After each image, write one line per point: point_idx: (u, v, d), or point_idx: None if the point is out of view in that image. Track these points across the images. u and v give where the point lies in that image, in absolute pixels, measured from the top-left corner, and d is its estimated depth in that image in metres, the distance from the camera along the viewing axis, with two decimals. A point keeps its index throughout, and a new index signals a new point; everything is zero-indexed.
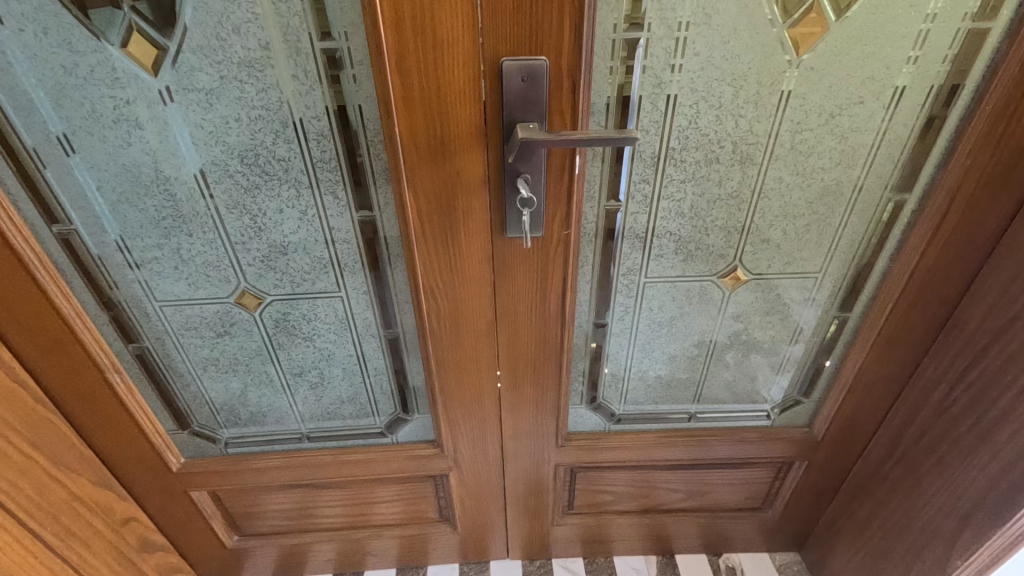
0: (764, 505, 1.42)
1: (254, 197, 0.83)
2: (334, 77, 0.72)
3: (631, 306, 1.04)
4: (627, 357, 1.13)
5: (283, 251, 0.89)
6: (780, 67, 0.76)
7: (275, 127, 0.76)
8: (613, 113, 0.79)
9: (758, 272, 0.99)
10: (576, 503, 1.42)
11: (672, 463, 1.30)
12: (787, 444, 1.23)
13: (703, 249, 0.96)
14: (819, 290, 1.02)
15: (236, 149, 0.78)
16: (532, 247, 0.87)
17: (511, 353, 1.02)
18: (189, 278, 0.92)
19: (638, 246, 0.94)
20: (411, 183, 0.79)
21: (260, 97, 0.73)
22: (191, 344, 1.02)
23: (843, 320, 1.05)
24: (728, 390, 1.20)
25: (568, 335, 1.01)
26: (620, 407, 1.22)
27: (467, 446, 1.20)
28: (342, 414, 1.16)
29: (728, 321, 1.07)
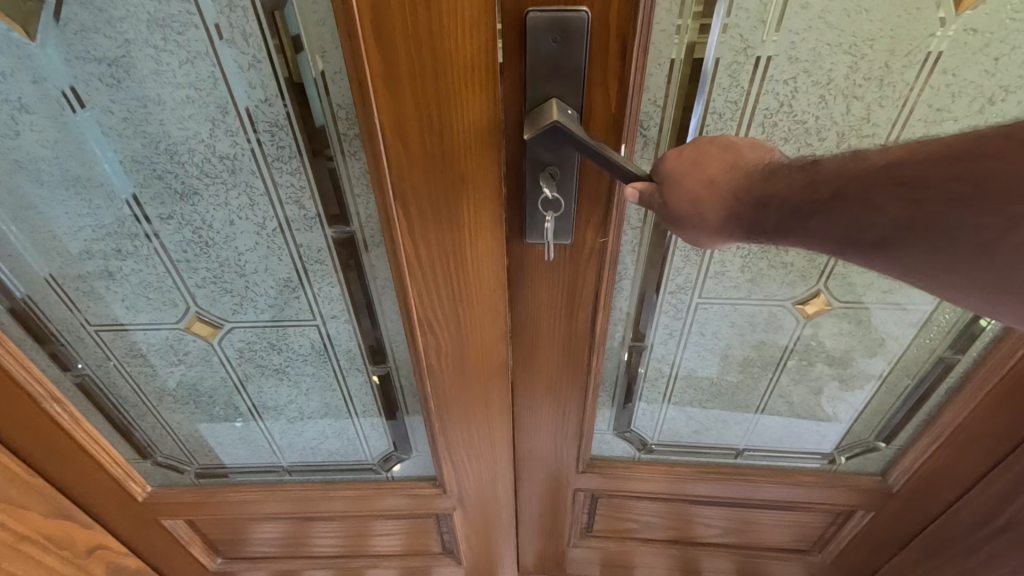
0: (811, 548, 1.22)
1: (194, 206, 0.63)
2: (286, 44, 0.50)
3: (678, 328, 0.85)
4: (668, 384, 0.94)
5: (239, 272, 0.70)
6: (928, 28, 0.53)
7: (210, 113, 0.55)
8: (679, 85, 0.58)
9: (846, 301, 0.81)
10: (597, 526, 1.24)
11: (711, 500, 1.12)
12: (853, 492, 1.04)
13: (776, 271, 0.78)
14: (920, 325, 0.82)
15: (163, 144, 0.58)
16: (558, 258, 0.66)
17: (526, 381, 0.83)
18: (127, 300, 0.75)
19: (693, 259, 0.77)
20: (404, 196, 0.59)
21: (185, 72, 0.52)
22: (141, 372, 0.86)
23: (945, 360, 0.85)
24: (785, 428, 1.00)
25: (597, 361, 0.80)
26: (654, 434, 1.03)
27: (474, 488, 1.02)
28: (327, 448, 0.99)
29: (796, 351, 0.88)
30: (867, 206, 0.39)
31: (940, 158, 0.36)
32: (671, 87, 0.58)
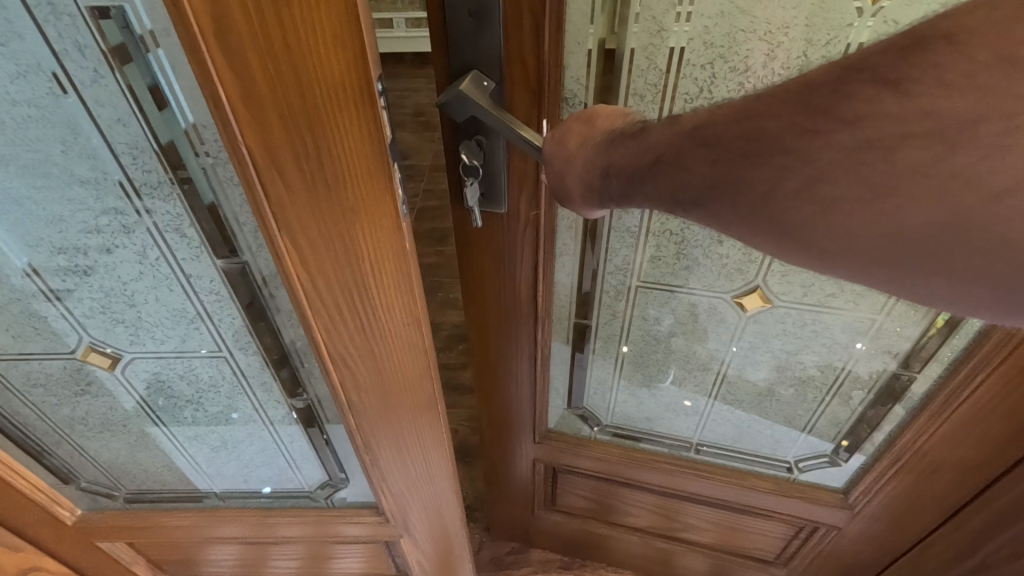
0: (775, 560, 1.20)
1: (64, 232, 0.57)
2: (130, 63, 0.44)
3: (619, 309, 0.89)
4: (614, 362, 0.98)
5: (128, 302, 0.64)
6: (843, 15, 0.57)
7: (59, 133, 0.49)
8: (601, 70, 0.65)
9: (790, 301, 0.81)
10: (558, 499, 1.26)
11: (666, 492, 1.13)
12: (810, 504, 1.02)
13: (711, 262, 0.80)
14: (871, 336, 0.81)
15: (13, 166, 0.51)
16: (495, 223, 0.75)
17: (480, 335, 0.92)
18: (11, 331, 0.67)
19: (626, 241, 0.81)
20: (289, 226, 0.52)
21: (20, 88, 0.46)
22: (46, 403, 0.79)
23: (899, 376, 0.83)
24: (737, 425, 1.01)
25: (543, 325, 0.88)
26: (606, 411, 1.07)
27: (421, 518, 0.96)
28: (260, 477, 0.94)
29: (740, 347, 0.89)
30: (680, 167, 0.40)
31: (725, 118, 0.37)
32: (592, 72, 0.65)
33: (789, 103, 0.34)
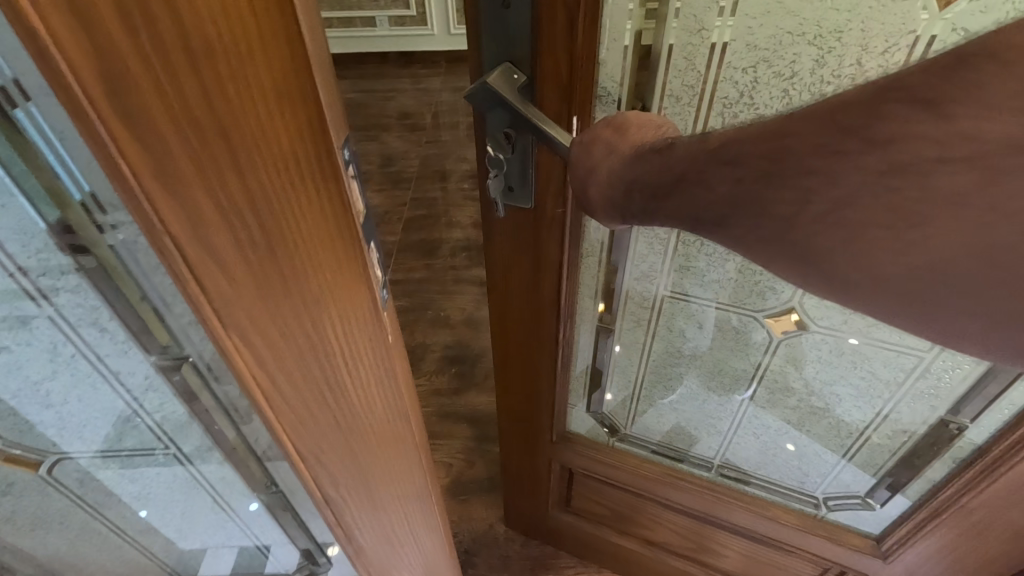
0: None
1: None
2: (12, 129, 0.35)
3: (647, 317, 0.92)
4: (641, 369, 1.01)
5: (54, 395, 0.56)
6: (908, 22, 0.57)
7: None
8: (639, 66, 0.69)
9: (829, 330, 0.80)
10: (574, 501, 1.28)
11: (685, 513, 1.15)
12: (841, 548, 1.03)
13: (750, 283, 0.81)
14: (915, 377, 0.79)
15: None
16: (523, 221, 0.79)
17: (503, 331, 0.97)
18: None
19: (656, 247, 0.83)
20: (246, 336, 0.41)
21: None
22: None
23: (941, 420, 0.81)
24: (762, 451, 1.03)
25: (566, 329, 0.92)
26: (625, 417, 1.10)
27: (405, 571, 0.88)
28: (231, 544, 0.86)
29: (773, 370, 0.90)
30: (703, 185, 0.36)
31: (752, 136, 0.33)
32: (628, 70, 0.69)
33: (815, 124, 0.30)
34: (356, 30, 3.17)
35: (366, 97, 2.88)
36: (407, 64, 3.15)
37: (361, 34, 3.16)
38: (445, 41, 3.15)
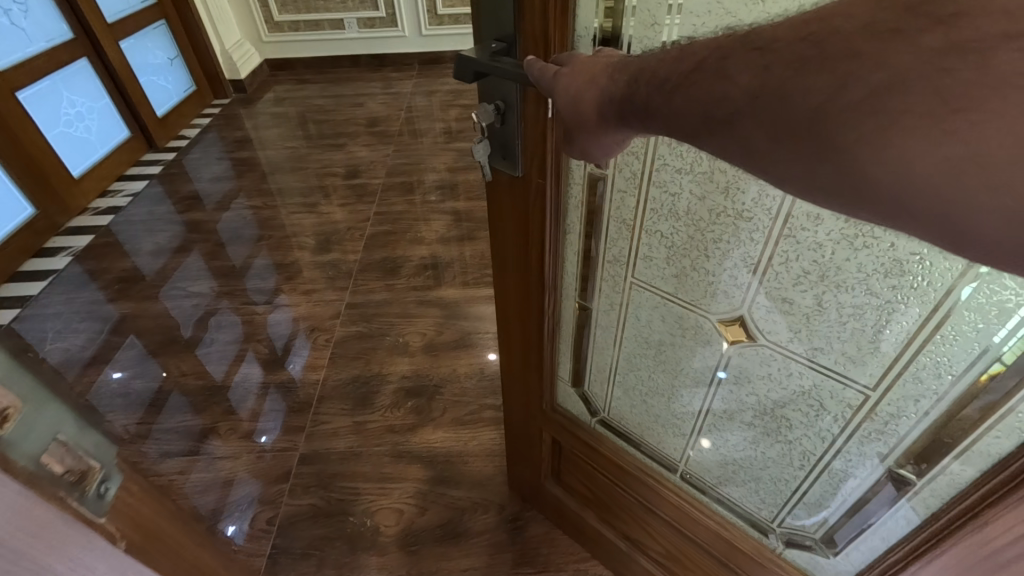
0: None
1: None
2: None
3: (617, 303, 0.69)
4: (612, 359, 0.76)
5: None
6: None
7: None
8: (617, 31, 0.48)
9: (776, 343, 0.56)
10: (569, 476, 0.91)
11: (662, 518, 0.80)
12: None
13: (702, 267, 0.57)
14: (868, 414, 0.53)
15: None
16: (511, 190, 0.63)
17: (501, 303, 0.77)
18: None
19: (626, 233, 0.62)
20: None
21: None
22: None
23: (890, 475, 0.54)
24: (721, 467, 0.73)
25: (551, 303, 0.71)
26: (603, 406, 0.82)
27: None
28: None
29: (726, 382, 0.64)
30: (724, 75, 0.28)
31: (785, 24, 0.26)
32: (605, 30, 0.48)
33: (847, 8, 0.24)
34: (323, 31, 3.02)
35: (334, 104, 2.78)
36: (379, 68, 3.17)
37: (328, 36, 3.05)
38: (417, 45, 3.10)
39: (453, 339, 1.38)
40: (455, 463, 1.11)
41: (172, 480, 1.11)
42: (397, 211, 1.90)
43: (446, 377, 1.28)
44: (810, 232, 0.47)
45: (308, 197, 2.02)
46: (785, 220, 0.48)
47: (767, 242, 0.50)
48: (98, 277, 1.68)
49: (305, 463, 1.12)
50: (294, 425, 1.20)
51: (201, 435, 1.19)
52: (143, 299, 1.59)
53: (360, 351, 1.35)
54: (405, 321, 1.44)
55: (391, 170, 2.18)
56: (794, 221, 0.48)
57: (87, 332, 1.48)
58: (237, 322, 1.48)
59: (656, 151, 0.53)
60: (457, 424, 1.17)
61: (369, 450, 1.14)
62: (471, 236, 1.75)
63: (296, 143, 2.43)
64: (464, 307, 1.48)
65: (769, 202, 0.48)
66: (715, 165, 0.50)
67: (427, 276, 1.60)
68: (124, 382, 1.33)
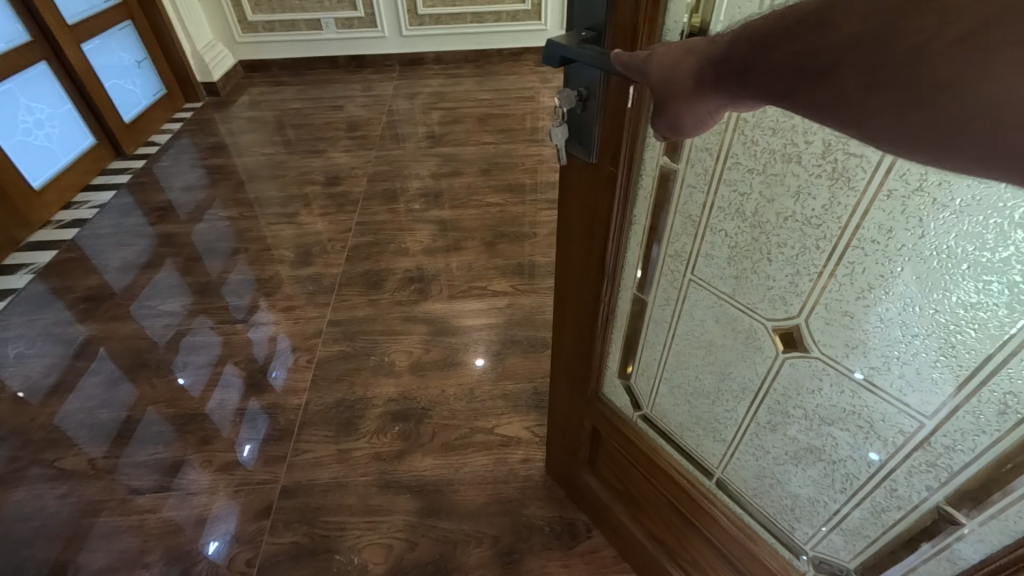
0: None
1: None
2: None
3: (673, 300, 0.65)
4: (661, 356, 0.72)
5: None
6: None
7: None
8: (706, 26, 0.42)
9: (830, 358, 0.51)
10: (603, 467, 0.90)
11: (691, 525, 0.76)
12: None
13: (762, 270, 0.53)
14: (923, 443, 0.47)
15: None
16: (584, 173, 0.61)
17: (562, 279, 0.77)
18: None
19: (690, 230, 0.58)
20: None
21: None
22: None
23: (940, 512, 0.49)
24: (758, 479, 0.67)
25: (608, 290, 0.70)
26: (647, 402, 0.78)
27: None
28: None
29: (773, 395, 0.59)
30: (823, 24, 0.26)
31: None
32: (694, 26, 0.43)
33: None
34: (299, 32, 2.93)
35: (312, 107, 2.69)
36: (358, 69, 3.08)
37: (305, 37, 2.95)
38: (397, 46, 3.03)
39: (441, 357, 1.33)
40: (445, 492, 1.06)
41: (143, 519, 1.04)
42: (379, 221, 1.84)
43: (435, 399, 1.22)
44: (880, 245, 0.42)
45: (286, 207, 1.95)
46: (856, 229, 0.43)
47: (834, 251, 0.46)
48: (61, 296, 1.59)
49: (287, 497, 1.06)
50: (274, 454, 1.13)
51: (174, 468, 1.12)
52: (110, 319, 1.50)
53: (343, 373, 1.29)
54: (390, 339, 1.38)
55: (372, 177, 2.11)
56: (866, 230, 0.43)
57: (50, 357, 1.39)
58: (215, 342, 1.41)
59: (730, 150, 0.49)
60: (448, 450, 1.12)
61: (355, 480, 1.08)
62: (457, 246, 1.70)
63: (272, 148, 2.34)
64: (451, 322, 1.43)
65: (840, 210, 0.44)
66: (788, 166, 0.46)
67: (412, 290, 1.54)
68: (90, 411, 1.24)
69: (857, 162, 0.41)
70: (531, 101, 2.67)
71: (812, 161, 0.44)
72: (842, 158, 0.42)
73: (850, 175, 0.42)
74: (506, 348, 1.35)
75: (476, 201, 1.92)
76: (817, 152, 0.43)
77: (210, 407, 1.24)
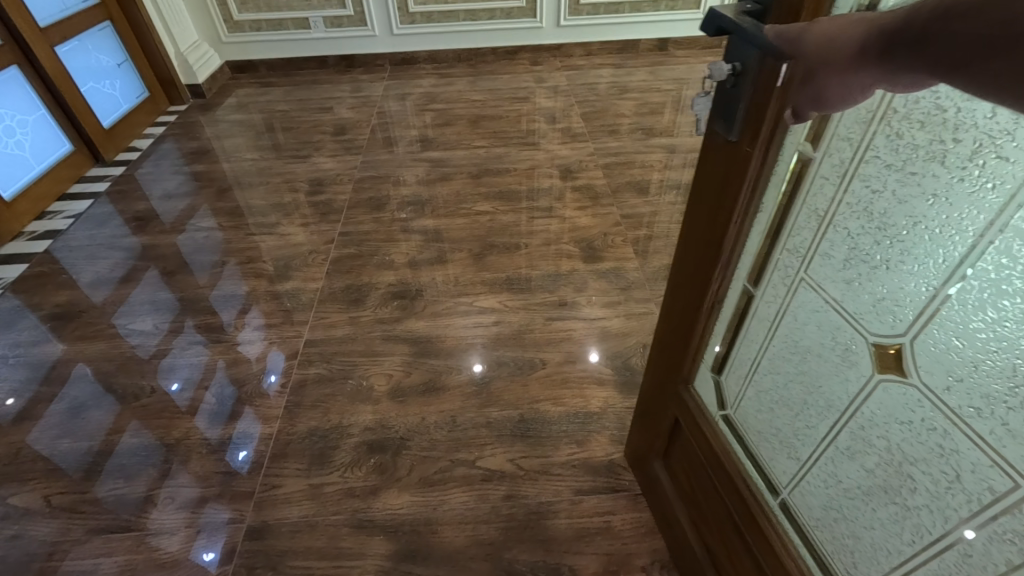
0: None
1: None
2: None
3: (782, 298, 0.59)
4: (756, 357, 0.66)
5: None
6: None
7: None
8: (883, 4, 0.39)
9: (929, 388, 0.44)
10: (674, 462, 0.87)
11: (743, 541, 0.71)
12: None
13: (879, 276, 0.46)
14: (1011, 509, 0.39)
15: None
16: (722, 151, 0.55)
17: (678, 256, 0.72)
18: None
19: (814, 224, 0.52)
20: None
21: None
22: None
23: None
24: (824, 510, 0.59)
25: (715, 278, 0.64)
26: (734, 403, 0.72)
27: None
28: None
29: (857, 422, 0.52)
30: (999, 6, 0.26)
31: None
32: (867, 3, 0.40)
33: None
34: (287, 31, 2.84)
35: (300, 109, 2.61)
36: (348, 69, 2.99)
37: (293, 36, 2.86)
38: (388, 45, 2.94)
39: (422, 381, 1.25)
40: (423, 531, 0.99)
41: (97, 564, 0.97)
42: (364, 231, 1.76)
43: (413, 428, 1.15)
44: (1015, 267, 0.36)
45: (268, 216, 1.87)
46: (989, 245, 0.37)
47: (959, 264, 0.39)
48: (28, 314, 1.52)
49: (253, 538, 0.99)
50: (242, 490, 1.06)
51: (137, 505, 1.05)
52: (78, 339, 1.43)
53: (319, 399, 1.22)
54: (369, 361, 1.31)
55: (357, 184, 2.03)
56: (1001, 247, 0.36)
57: (13, 381, 1.32)
58: (196, 361, 1.34)
59: (871, 142, 0.44)
60: (426, 486, 1.05)
61: (326, 520, 1.01)
62: (444, 259, 1.62)
63: (258, 153, 2.27)
64: (435, 342, 1.35)
65: (975, 220, 0.38)
66: (929, 165, 0.40)
67: (395, 307, 1.46)
68: (51, 441, 1.18)
69: (1007, 169, 0.35)
70: (525, 102, 2.58)
71: (956, 164, 0.38)
72: (991, 162, 0.36)
73: (996, 183, 0.36)
74: (490, 372, 1.27)
75: (465, 209, 1.84)
76: (964, 154, 0.37)
77: (197, 423, 1.19)
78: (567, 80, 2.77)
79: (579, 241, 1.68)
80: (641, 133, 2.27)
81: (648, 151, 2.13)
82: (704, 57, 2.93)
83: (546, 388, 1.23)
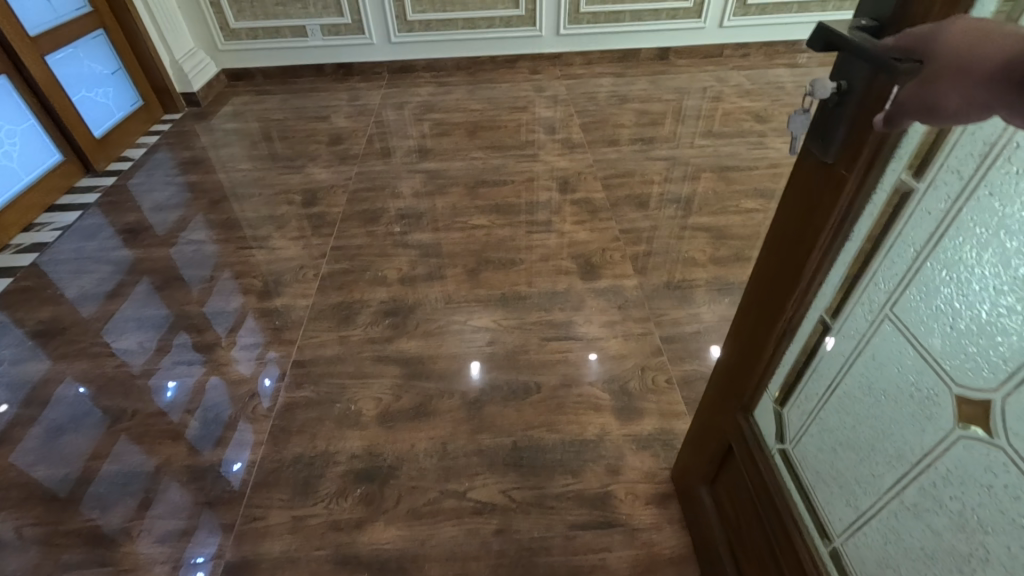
0: None
1: None
2: None
3: (862, 334, 0.54)
4: (825, 393, 0.60)
5: None
6: None
7: None
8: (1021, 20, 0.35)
9: (1018, 453, 0.39)
10: (722, 485, 0.85)
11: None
12: None
13: (976, 322, 0.41)
14: None
15: None
16: (815, 171, 0.50)
17: (753, 276, 0.67)
18: None
19: (907, 258, 0.46)
20: None
21: None
22: None
23: None
24: (879, 565, 0.54)
25: (791, 304, 0.59)
26: (794, 438, 0.67)
27: None
28: None
29: (928, 477, 0.47)
30: None
31: None
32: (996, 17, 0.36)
33: None
34: (284, 39, 2.82)
35: (296, 118, 2.58)
36: (345, 77, 2.96)
37: (290, 44, 2.84)
38: (387, 53, 2.91)
39: (412, 406, 1.21)
40: (408, 568, 0.95)
41: None
42: (356, 245, 1.72)
43: (402, 456, 1.11)
44: None
45: (260, 229, 1.84)
46: None
47: None
48: (10, 330, 1.48)
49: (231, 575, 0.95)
50: (222, 522, 1.02)
51: (113, 537, 1.01)
52: (60, 357, 1.39)
53: (306, 423, 1.18)
54: (359, 384, 1.26)
55: (352, 196, 1.99)
56: None
57: None
58: (189, 376, 1.31)
59: (983, 175, 0.39)
60: (413, 518, 1.01)
61: (308, 555, 0.97)
62: (439, 275, 1.59)
63: (252, 164, 2.23)
64: (427, 363, 1.31)
65: None
66: None
67: (387, 326, 1.42)
68: (27, 467, 1.14)
69: None
70: (523, 111, 2.54)
71: None
72: None
73: None
74: (482, 397, 1.22)
75: (461, 223, 1.81)
76: None
77: (189, 434, 1.18)
78: (566, 89, 2.74)
79: (576, 257, 1.64)
80: (640, 144, 2.23)
81: (648, 162, 2.09)
82: (706, 67, 2.90)
83: (543, 413, 1.19)
